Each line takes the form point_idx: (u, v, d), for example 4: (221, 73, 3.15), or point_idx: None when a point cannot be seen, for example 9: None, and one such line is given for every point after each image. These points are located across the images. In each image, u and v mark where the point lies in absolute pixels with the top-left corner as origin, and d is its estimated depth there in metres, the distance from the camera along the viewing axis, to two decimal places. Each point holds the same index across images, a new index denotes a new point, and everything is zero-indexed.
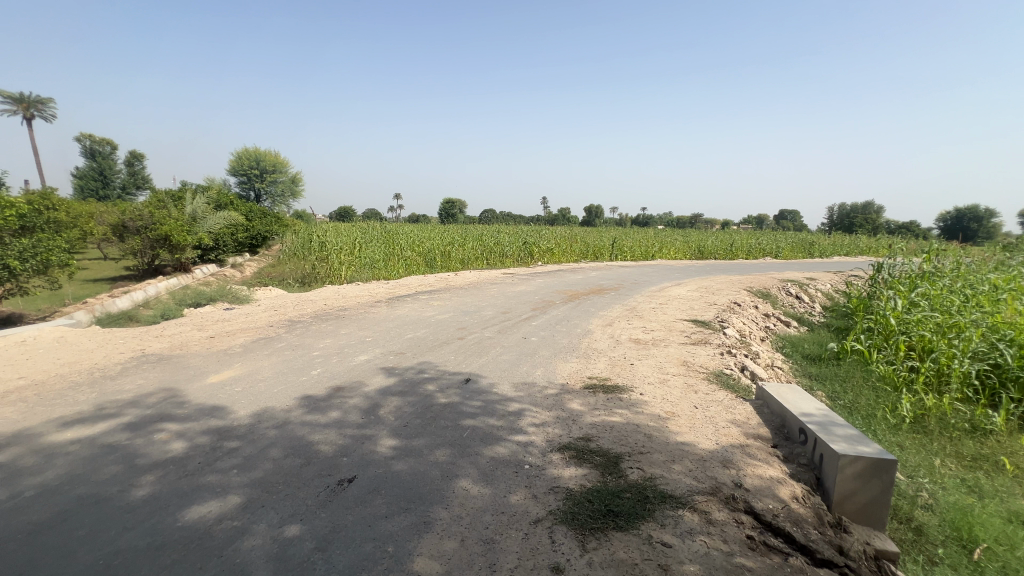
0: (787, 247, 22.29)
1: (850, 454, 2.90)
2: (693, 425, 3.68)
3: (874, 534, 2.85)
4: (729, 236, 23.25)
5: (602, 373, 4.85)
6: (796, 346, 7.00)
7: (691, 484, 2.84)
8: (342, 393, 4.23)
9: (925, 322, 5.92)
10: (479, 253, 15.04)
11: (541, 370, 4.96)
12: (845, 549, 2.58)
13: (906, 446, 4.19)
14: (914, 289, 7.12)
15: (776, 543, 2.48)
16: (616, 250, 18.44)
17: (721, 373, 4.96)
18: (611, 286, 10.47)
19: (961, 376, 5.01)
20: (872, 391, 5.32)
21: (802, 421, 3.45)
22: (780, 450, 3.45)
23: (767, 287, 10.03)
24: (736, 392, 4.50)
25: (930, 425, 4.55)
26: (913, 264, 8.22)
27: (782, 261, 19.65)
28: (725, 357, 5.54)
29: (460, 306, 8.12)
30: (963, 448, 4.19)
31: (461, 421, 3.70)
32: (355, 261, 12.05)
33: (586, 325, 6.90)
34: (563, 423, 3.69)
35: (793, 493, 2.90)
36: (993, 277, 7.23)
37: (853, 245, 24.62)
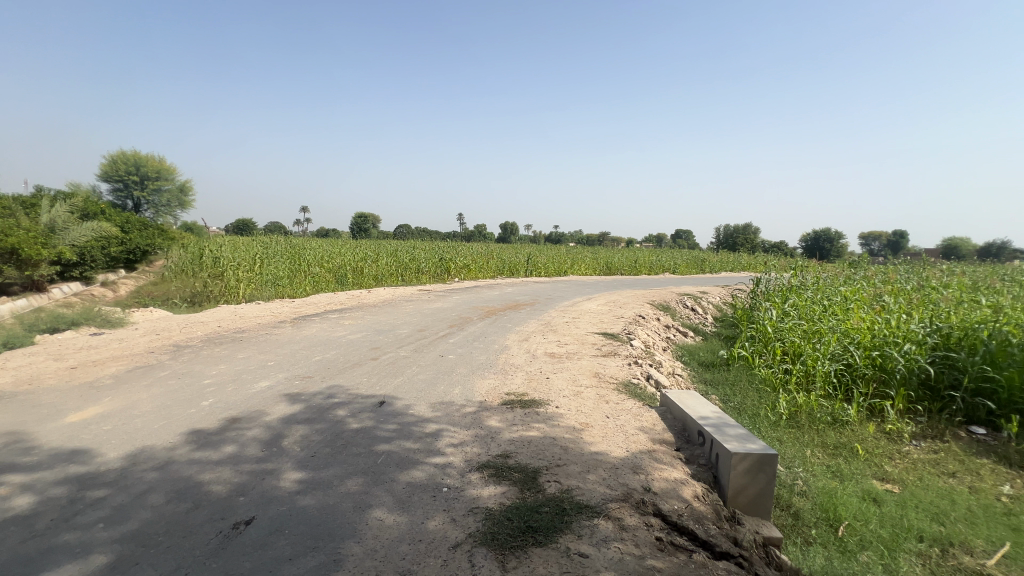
0: (684, 263, 24.45)
1: (740, 451, 3.20)
2: (606, 435, 3.85)
3: (762, 523, 3.16)
4: (633, 253, 24.98)
5: (519, 389, 4.91)
6: (693, 354, 7.66)
7: (605, 492, 2.96)
8: (238, 425, 3.82)
9: (794, 330, 6.80)
10: (393, 270, 14.60)
11: (459, 388, 4.90)
12: (739, 539, 2.83)
13: (784, 441, 4.73)
14: (785, 301, 8.15)
15: (682, 541, 2.65)
16: (530, 266, 18.95)
17: (629, 383, 5.26)
18: (527, 302, 10.70)
19: (823, 375, 5.80)
20: (755, 392, 5.97)
21: (700, 424, 3.75)
22: (682, 452, 3.72)
23: (667, 301, 10.88)
24: (643, 400, 4.80)
25: (802, 420, 5.19)
26: (784, 280, 9.42)
27: (679, 276, 21.49)
28: (632, 367, 5.89)
29: (373, 324, 7.79)
30: (827, 438, 4.83)
31: (375, 447, 3.52)
32: (255, 279, 11.08)
33: (503, 341, 6.97)
34: (481, 441, 3.66)
35: (694, 492, 3.14)
36: (843, 289, 8.50)
37: (737, 263, 27.62)
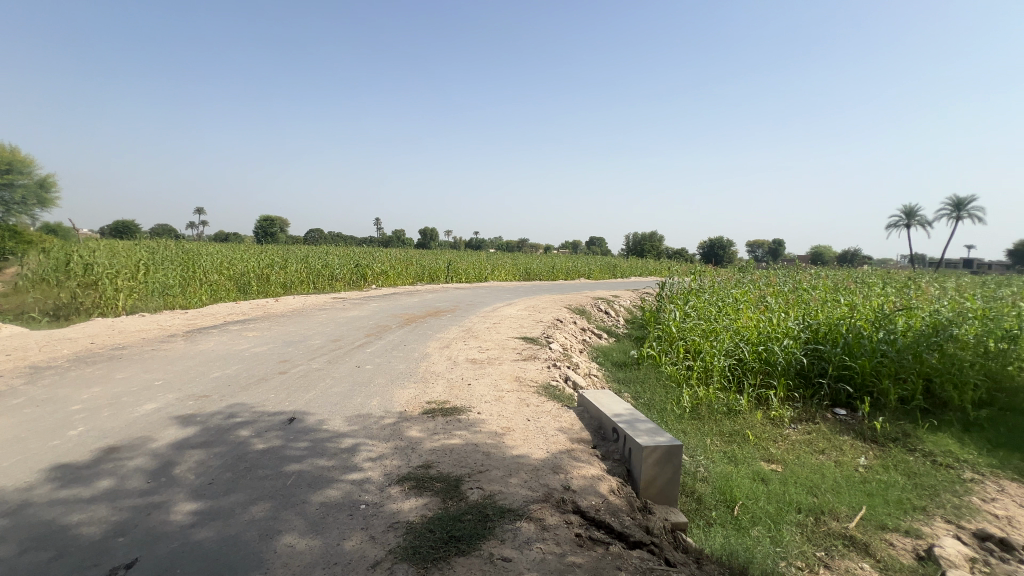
0: (597, 269, 25.68)
1: (650, 444, 3.41)
2: (527, 437, 3.92)
3: (670, 510, 3.40)
4: (551, 259, 25.80)
5: (440, 397, 4.84)
6: (607, 355, 8.06)
7: (527, 494, 3.01)
8: (117, 455, 3.35)
9: (695, 329, 7.44)
10: (304, 277, 13.73)
11: (377, 399, 4.71)
12: (650, 528, 3.02)
13: (687, 432, 5.14)
14: (687, 303, 8.90)
15: (599, 535, 2.77)
16: (451, 272, 18.82)
17: (549, 386, 5.41)
18: (447, 308, 10.60)
19: (719, 370, 6.40)
20: (662, 388, 6.43)
21: (614, 421, 3.96)
22: (599, 449, 3.89)
23: (582, 304, 11.37)
24: (562, 401, 4.96)
25: (702, 411, 5.69)
26: (685, 284, 10.28)
27: (594, 281, 22.57)
28: (551, 369, 6.07)
29: (282, 335, 7.25)
30: (723, 427, 5.34)
31: (284, 468, 3.27)
32: (140, 289, 9.83)
33: (423, 349, 6.83)
34: (401, 452, 3.55)
35: (610, 486, 3.30)
36: (734, 292, 9.47)
37: (645, 268, 29.63)
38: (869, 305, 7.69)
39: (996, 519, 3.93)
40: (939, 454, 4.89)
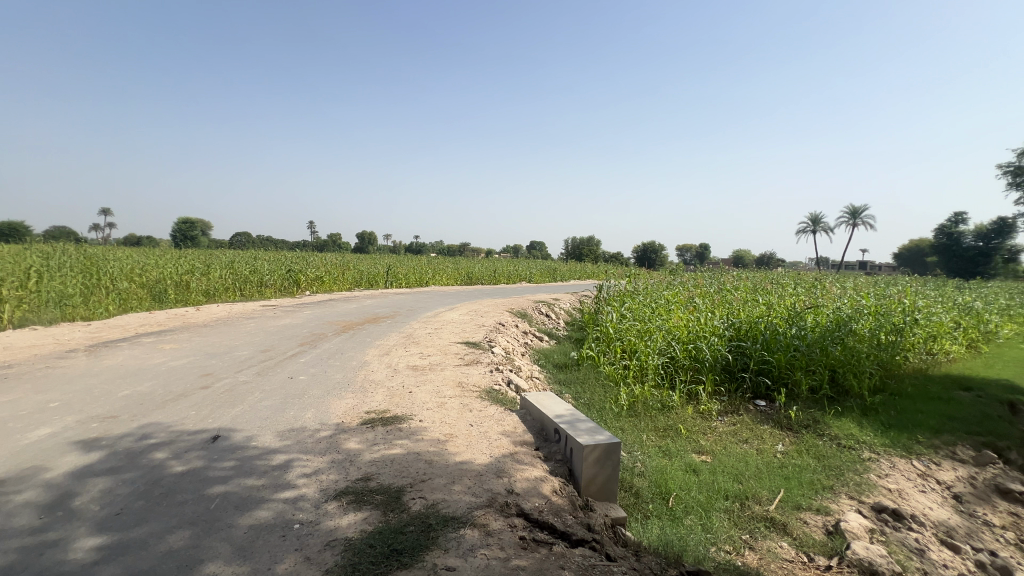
0: (538, 273, 26.08)
1: (590, 443, 3.51)
2: (470, 443, 3.89)
3: (610, 506, 3.51)
4: (493, 264, 25.89)
5: (380, 406, 4.69)
6: (548, 357, 8.21)
7: (470, 501, 2.99)
8: (1, 490, 2.93)
9: (630, 330, 7.75)
10: (229, 283, 12.80)
11: (311, 411, 4.48)
12: (592, 525, 3.10)
13: (625, 429, 5.35)
14: (623, 304, 9.26)
15: (543, 536, 2.80)
16: (390, 277, 18.33)
17: (491, 390, 5.41)
18: (387, 314, 10.31)
19: (653, 368, 6.71)
20: (601, 387, 6.64)
21: (556, 422, 4.03)
22: (541, 451, 3.95)
23: (524, 308, 11.50)
24: (504, 405, 4.98)
25: (639, 409, 5.93)
26: (621, 286, 10.70)
27: (535, 285, 22.90)
28: (494, 373, 6.08)
29: (204, 347, 6.70)
30: (658, 423, 5.60)
31: (207, 491, 3.02)
32: (30, 299, 8.69)
33: (361, 357, 6.59)
34: (339, 466, 3.40)
35: (552, 487, 3.35)
36: (666, 293, 9.99)
37: (584, 271, 30.50)
38: (783, 304, 8.42)
39: (890, 492, 4.42)
40: (843, 437, 5.43)
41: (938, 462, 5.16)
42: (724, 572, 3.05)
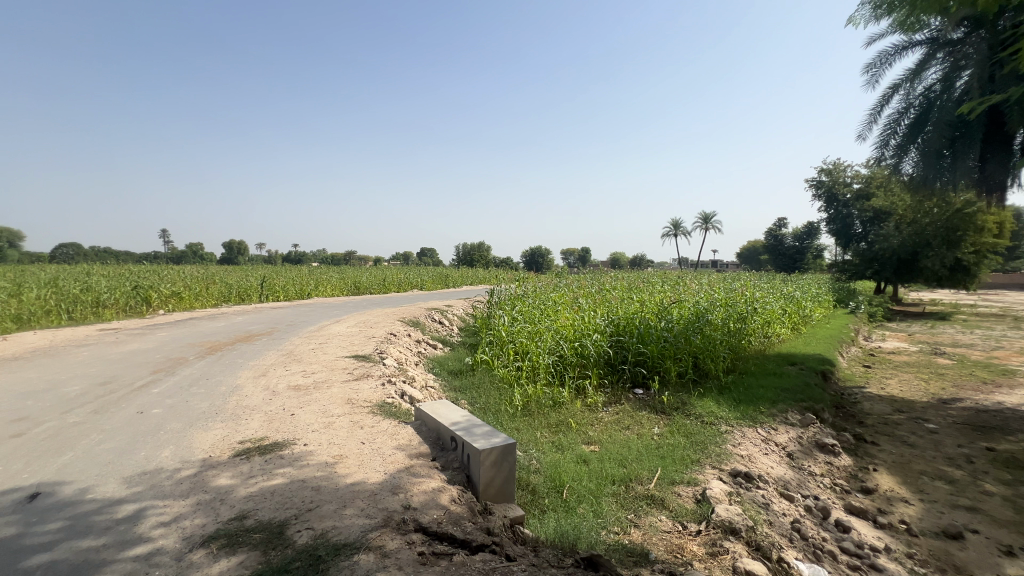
0: (430, 280, 25.64)
1: (487, 447, 3.54)
2: (362, 462, 3.68)
3: (509, 506, 3.58)
4: (382, 272, 24.87)
5: (257, 433, 4.23)
6: (443, 364, 8.11)
7: (364, 524, 2.82)
8: None
9: (522, 331, 8.00)
10: (51, 306, 10.55)
11: (169, 448, 3.88)
12: (492, 528, 3.13)
13: (520, 429, 5.50)
14: (514, 308, 9.53)
15: (442, 548, 2.76)
16: (266, 290, 16.63)
17: (384, 403, 5.19)
18: (262, 331, 9.33)
19: (545, 367, 7.00)
20: (496, 390, 6.75)
21: (452, 430, 3.99)
22: (438, 461, 3.88)
23: (416, 316, 11.23)
24: (398, 418, 4.81)
25: (532, 407, 6.14)
26: (512, 290, 11.01)
27: (427, 292, 22.47)
28: (386, 386, 5.83)
29: (15, 385, 5.43)
30: (551, 419, 5.85)
31: (24, 563, 2.44)
32: None
33: (232, 381, 5.88)
34: (207, 507, 2.99)
35: (451, 496, 3.32)
36: (554, 295, 10.51)
37: (476, 277, 30.73)
38: (654, 301, 9.38)
39: (742, 458, 5.14)
40: (705, 415, 6.20)
41: (775, 428, 6.14)
42: (614, 552, 3.29)
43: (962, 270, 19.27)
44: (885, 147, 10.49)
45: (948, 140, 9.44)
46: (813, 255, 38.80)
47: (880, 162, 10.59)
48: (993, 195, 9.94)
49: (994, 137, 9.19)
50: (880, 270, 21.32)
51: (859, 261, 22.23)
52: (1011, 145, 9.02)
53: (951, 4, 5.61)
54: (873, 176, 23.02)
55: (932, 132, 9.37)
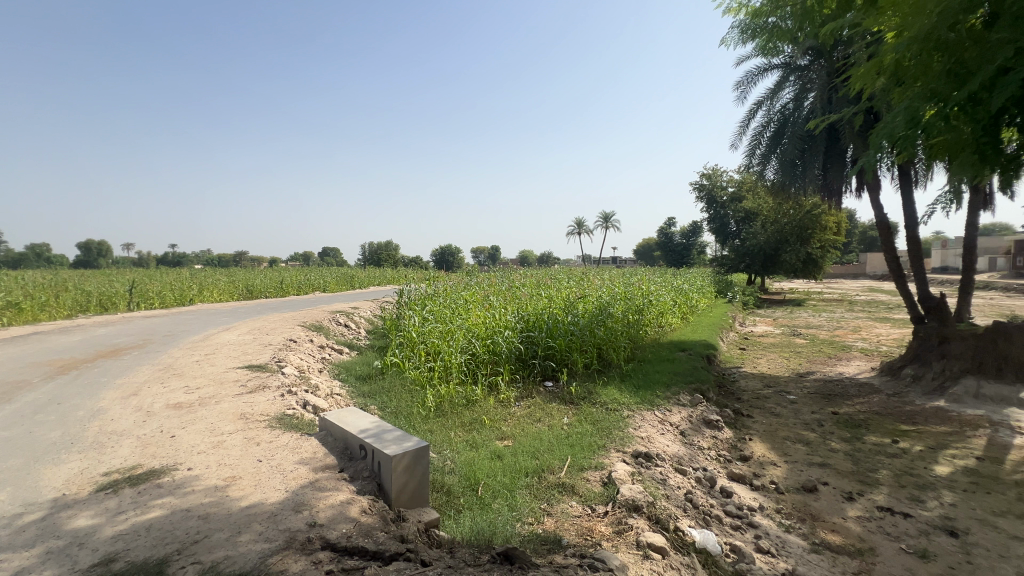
0: (334, 281, 24.13)
1: (398, 452, 3.43)
2: (259, 482, 3.37)
3: (423, 510, 3.50)
4: (278, 274, 22.94)
5: (127, 461, 3.68)
6: (349, 370, 7.72)
7: (262, 549, 2.59)
8: None
9: (433, 331, 7.87)
10: None
11: (7, 491, 3.23)
12: (406, 535, 3.04)
13: (434, 431, 5.42)
14: (424, 308, 9.36)
15: (353, 563, 2.62)
16: (136, 296, 14.52)
17: (283, 416, 4.80)
18: (132, 344, 8.14)
19: (457, 366, 6.96)
20: (408, 393, 6.57)
21: (361, 438, 3.81)
22: (346, 472, 3.68)
23: (319, 320, 10.54)
24: (300, 430, 4.47)
25: (445, 408, 6.08)
26: (422, 290, 10.81)
27: (331, 294, 21.16)
28: (286, 397, 5.39)
29: None
30: (464, 418, 5.84)
31: None
32: None
33: (93, 403, 5.05)
34: (61, 555, 2.54)
35: (361, 507, 3.17)
36: (464, 294, 10.49)
37: (384, 277, 29.57)
38: (561, 296, 9.79)
39: (642, 440, 5.55)
40: (609, 402, 6.61)
41: (670, 409, 6.73)
42: (528, 542, 3.38)
43: (812, 263, 22.63)
44: (752, 156, 11.96)
45: (799, 152, 11.01)
46: (698, 251, 43.07)
47: (749, 168, 12.04)
48: (831, 200, 11.80)
49: (833, 150, 10.91)
50: (752, 263, 24.01)
51: (734, 256, 24.80)
52: (845, 158, 10.77)
53: (798, 36, 6.53)
54: (744, 181, 26.21)
55: (788, 143, 10.87)
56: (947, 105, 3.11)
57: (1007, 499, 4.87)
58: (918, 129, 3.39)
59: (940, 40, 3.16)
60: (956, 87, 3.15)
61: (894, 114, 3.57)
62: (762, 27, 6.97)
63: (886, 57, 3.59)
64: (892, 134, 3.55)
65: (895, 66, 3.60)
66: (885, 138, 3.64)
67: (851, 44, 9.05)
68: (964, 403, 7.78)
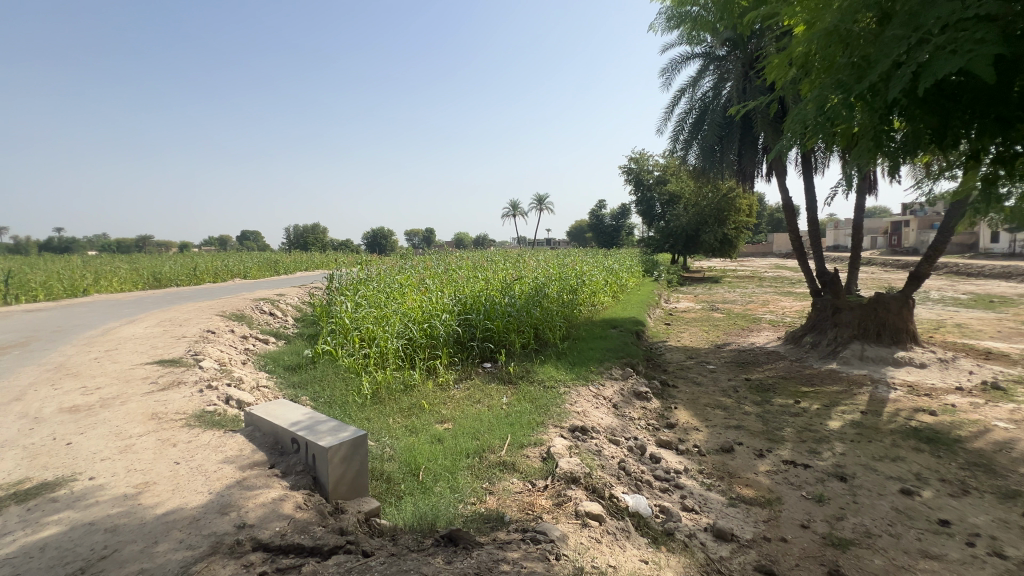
0: (256, 266, 22.47)
1: (334, 444, 3.29)
2: (177, 485, 3.11)
3: (362, 500, 3.42)
4: (190, 260, 20.98)
5: (11, 476, 3.24)
6: (276, 360, 7.28)
7: (183, 558, 2.40)
8: None
9: (367, 317, 7.61)
10: None
11: None
12: (345, 527, 2.96)
13: (371, 419, 5.28)
14: (357, 293, 9.00)
15: (288, 562, 2.51)
16: (13, 287, 12.65)
17: (203, 413, 4.44)
18: (11, 342, 7.11)
19: (394, 351, 6.78)
20: (341, 381, 6.32)
21: (292, 431, 3.61)
22: (278, 467, 3.49)
23: (239, 309, 9.79)
24: (223, 427, 4.17)
25: (382, 395, 5.94)
26: (354, 274, 10.38)
27: (253, 280, 19.74)
28: (205, 392, 4.99)
29: None
30: (402, 404, 5.74)
31: None
32: None
33: None
34: None
35: (296, 502, 3.03)
36: (399, 277, 10.21)
37: (311, 260, 28.02)
38: (497, 278, 9.82)
39: (578, 414, 5.76)
40: (546, 379, 6.79)
41: (603, 383, 7.04)
42: (471, 522, 3.41)
43: (728, 243, 24.43)
44: (676, 141, 12.57)
45: (718, 138, 11.72)
46: (627, 232, 44.91)
47: (673, 153, 12.66)
48: (745, 184, 12.72)
49: (747, 138, 11.70)
50: (675, 243, 25.45)
51: (660, 236, 26.15)
52: (757, 146, 11.61)
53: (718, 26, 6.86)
54: (669, 165, 27.52)
55: (708, 129, 11.52)
56: (852, 93, 3.34)
57: (885, 446, 5.63)
58: (825, 117, 3.65)
59: (843, 34, 3.47)
60: (858, 77, 3.41)
61: (805, 102, 3.79)
62: (685, 15, 7.23)
63: (796, 49, 3.88)
64: (805, 120, 3.77)
65: (803, 58, 3.90)
66: (798, 125, 3.86)
67: (765, 37, 9.67)
68: (852, 364, 8.84)
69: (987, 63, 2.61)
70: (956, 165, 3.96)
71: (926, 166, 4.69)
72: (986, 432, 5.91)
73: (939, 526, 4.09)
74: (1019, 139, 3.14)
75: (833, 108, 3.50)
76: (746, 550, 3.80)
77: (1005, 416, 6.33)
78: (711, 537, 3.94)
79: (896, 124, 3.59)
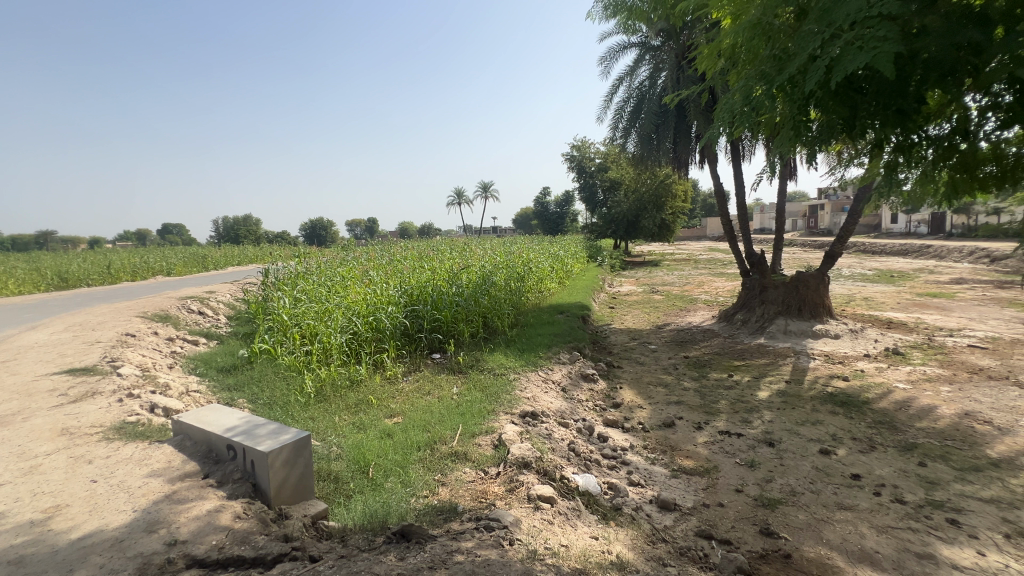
0: (180, 262, 20.71)
1: (275, 448, 3.13)
2: (96, 506, 2.84)
3: (309, 504, 3.29)
4: (103, 257, 19.02)
5: None
6: (209, 362, 6.81)
7: None
8: None
9: (308, 312, 7.26)
10: None
11: None
12: (290, 533, 2.84)
13: (315, 418, 5.07)
14: (296, 288, 8.57)
15: None
16: None
17: (124, 424, 4.07)
18: None
19: (339, 347, 6.52)
20: (281, 381, 6.00)
21: (227, 438, 3.38)
22: (212, 477, 3.26)
23: (162, 309, 9.00)
24: (148, 438, 3.84)
25: (327, 392, 5.71)
26: (291, 267, 9.85)
27: (179, 278, 18.22)
28: (126, 402, 4.57)
29: None
30: (349, 400, 5.55)
31: None
32: None
33: None
34: None
35: (235, 512, 2.86)
36: (341, 270, 9.81)
37: (245, 254, 26.32)
38: (443, 268, 9.68)
39: (528, 400, 5.84)
40: (496, 367, 6.82)
41: (552, 368, 7.17)
42: (424, 515, 3.39)
43: (666, 228, 25.49)
44: (615, 129, 12.86)
45: (654, 127, 12.13)
46: (571, 219, 45.73)
47: (612, 141, 12.96)
48: (680, 171, 13.25)
49: (681, 126, 12.18)
50: (617, 229, 26.22)
51: (603, 223, 26.81)
52: (690, 134, 12.11)
53: (650, 17, 7.03)
54: (610, 152, 28.21)
55: (646, 118, 11.88)
56: (774, 85, 3.54)
57: (806, 411, 6.16)
58: (751, 106, 3.83)
59: (765, 27, 3.68)
60: (780, 69, 3.62)
61: (732, 92, 3.98)
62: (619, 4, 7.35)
63: (724, 40, 4.06)
64: (732, 109, 3.96)
65: (731, 48, 4.09)
66: (726, 114, 4.04)
67: (695, 29, 10.04)
68: (778, 339, 9.56)
69: (888, 60, 2.85)
70: (862, 153, 4.33)
71: (838, 153, 5.07)
72: (888, 393, 6.61)
73: (852, 480, 4.55)
74: (914, 130, 3.48)
75: (758, 98, 3.70)
76: (688, 518, 4.04)
77: (904, 378, 7.11)
78: (656, 508, 4.15)
79: (812, 114, 3.86)
